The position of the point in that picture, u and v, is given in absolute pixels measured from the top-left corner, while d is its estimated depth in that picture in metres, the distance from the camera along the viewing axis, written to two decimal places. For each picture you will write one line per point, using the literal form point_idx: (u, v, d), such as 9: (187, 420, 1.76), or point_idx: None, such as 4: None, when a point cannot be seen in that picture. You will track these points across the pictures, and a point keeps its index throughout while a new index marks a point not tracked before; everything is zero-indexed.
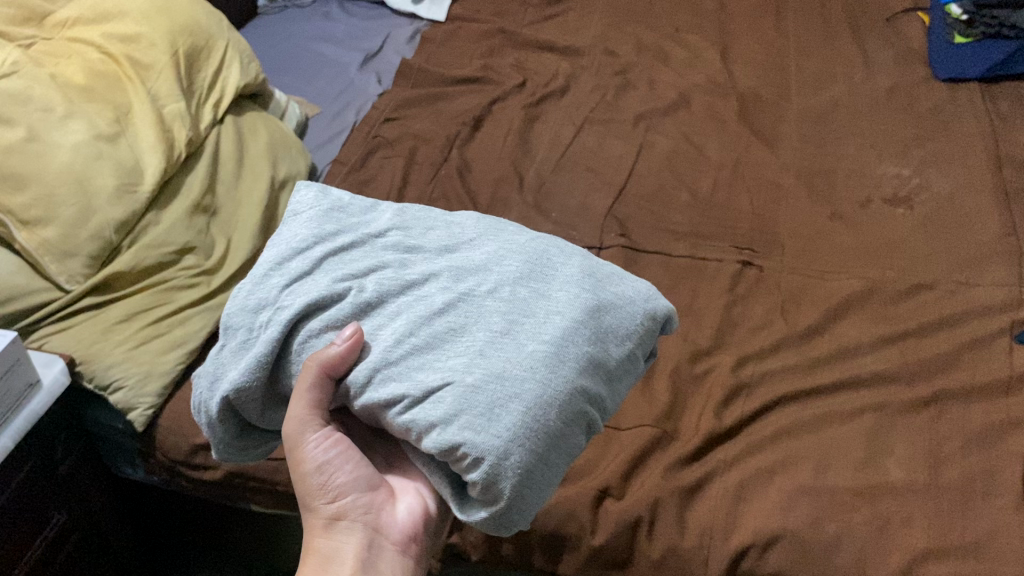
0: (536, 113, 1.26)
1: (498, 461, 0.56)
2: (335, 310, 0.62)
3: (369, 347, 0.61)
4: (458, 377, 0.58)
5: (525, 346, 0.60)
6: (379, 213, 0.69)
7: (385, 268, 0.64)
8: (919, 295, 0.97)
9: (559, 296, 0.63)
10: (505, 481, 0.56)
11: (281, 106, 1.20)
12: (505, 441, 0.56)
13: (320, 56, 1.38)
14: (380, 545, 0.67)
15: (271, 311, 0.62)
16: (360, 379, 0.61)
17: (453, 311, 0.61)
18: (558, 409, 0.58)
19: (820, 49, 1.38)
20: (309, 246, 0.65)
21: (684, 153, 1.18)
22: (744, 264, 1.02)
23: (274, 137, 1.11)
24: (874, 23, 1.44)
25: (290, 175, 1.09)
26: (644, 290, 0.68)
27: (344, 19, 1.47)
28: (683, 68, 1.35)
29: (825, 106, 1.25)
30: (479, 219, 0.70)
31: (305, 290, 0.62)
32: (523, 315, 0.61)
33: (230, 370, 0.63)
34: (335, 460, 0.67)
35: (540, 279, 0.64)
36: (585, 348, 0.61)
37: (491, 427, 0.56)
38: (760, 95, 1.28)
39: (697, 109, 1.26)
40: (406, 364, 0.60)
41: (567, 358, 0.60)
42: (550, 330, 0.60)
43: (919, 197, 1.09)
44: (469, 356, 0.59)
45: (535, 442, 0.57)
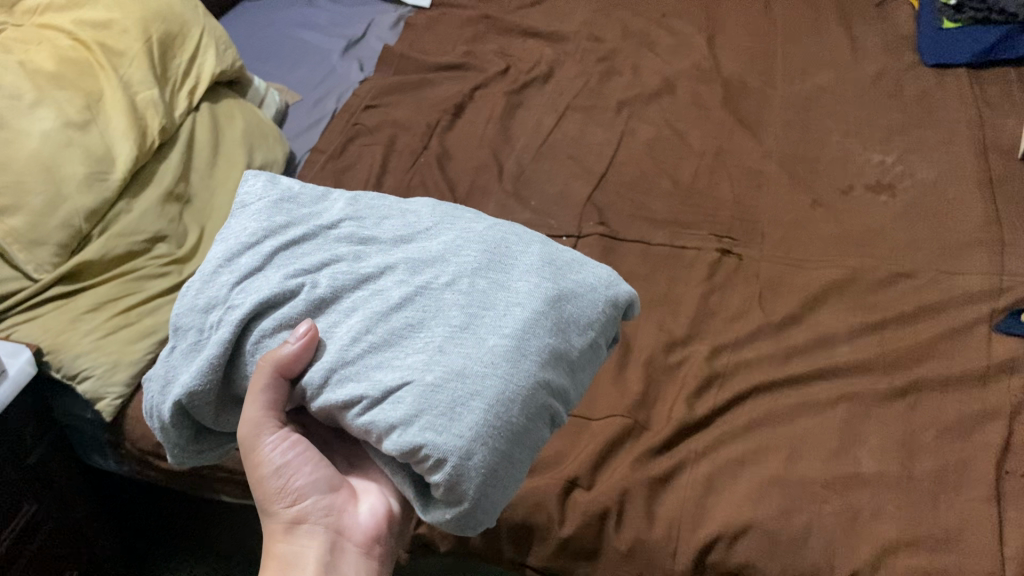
0: (518, 100, 1.25)
1: (462, 462, 0.55)
2: (290, 307, 0.61)
3: (325, 344, 0.60)
4: (418, 376, 0.57)
5: (486, 341, 0.59)
6: (330, 203, 0.69)
7: (340, 261, 0.63)
8: (898, 284, 0.96)
9: (519, 286, 0.62)
10: (470, 483, 0.55)
11: (260, 93, 1.19)
12: (468, 442, 0.55)
13: (303, 43, 1.37)
14: (342, 548, 0.65)
15: (223, 310, 0.61)
16: (317, 380, 0.59)
17: (410, 306, 0.61)
18: (522, 405, 0.58)
19: (807, 34, 1.37)
20: (259, 242, 0.64)
21: (666, 140, 1.17)
22: (723, 252, 1.01)
23: (250, 124, 1.10)
24: (863, 8, 1.42)
25: (265, 163, 1.08)
26: (606, 275, 0.68)
27: (328, 5, 1.46)
28: (669, 54, 1.34)
29: (810, 93, 1.24)
30: (434, 207, 0.69)
31: (256, 286, 0.61)
32: (483, 308, 0.61)
33: (183, 373, 0.62)
34: (293, 462, 0.66)
35: (498, 270, 0.63)
36: (547, 340, 0.60)
37: (453, 427, 0.55)
38: (745, 81, 1.27)
39: (682, 95, 1.25)
40: (364, 363, 0.58)
41: (529, 351, 0.59)
42: (511, 324, 0.60)
43: (901, 185, 1.08)
44: (427, 353, 0.58)
45: (498, 440, 0.56)
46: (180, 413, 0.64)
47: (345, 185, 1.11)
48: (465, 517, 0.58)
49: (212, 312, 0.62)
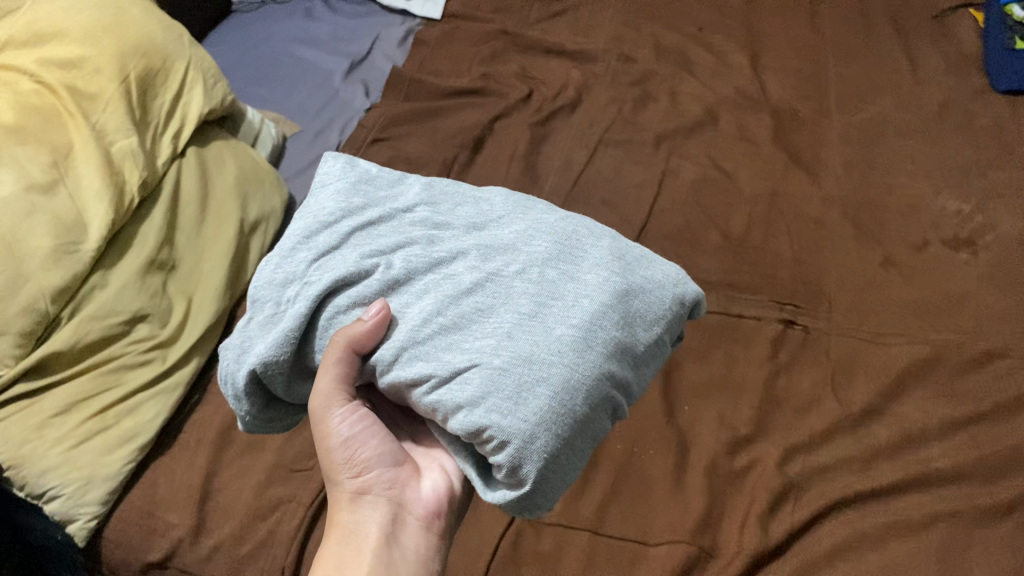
0: (544, 132, 1.12)
1: (524, 446, 0.49)
2: (362, 287, 0.55)
3: (399, 327, 0.54)
4: (485, 358, 0.51)
5: (554, 329, 0.53)
6: (407, 187, 0.61)
7: (411, 245, 0.57)
8: (991, 366, 0.84)
9: (589, 278, 0.55)
10: (530, 471, 0.50)
11: (254, 128, 1.05)
12: (532, 427, 0.49)
13: (301, 62, 1.24)
14: (404, 523, 0.61)
15: (297, 287, 0.56)
16: (384, 352, 0.54)
17: (484, 289, 0.55)
18: (587, 397, 0.52)
19: (860, 55, 1.24)
20: (337, 216, 0.58)
21: (712, 182, 1.04)
22: (787, 323, 0.89)
23: (244, 169, 0.97)
24: (920, 22, 1.29)
25: (261, 216, 0.96)
26: (675, 273, 0.59)
27: (328, 17, 1.32)
28: (708, 75, 1.21)
29: (870, 125, 1.11)
30: (509, 196, 0.62)
31: (335, 265, 0.56)
32: (552, 297, 0.54)
33: (258, 347, 0.56)
34: (360, 436, 0.61)
35: (570, 259, 0.56)
36: (618, 333, 0.54)
37: (518, 411, 0.49)
38: (796, 110, 1.14)
39: (726, 127, 1.12)
40: (432, 344, 0.53)
41: (596, 342, 0.52)
42: (581, 312, 0.53)
43: (983, 239, 0.95)
44: (500, 337, 0.52)
45: (563, 428, 0.50)
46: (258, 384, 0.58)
47: None
48: (523, 502, 0.53)
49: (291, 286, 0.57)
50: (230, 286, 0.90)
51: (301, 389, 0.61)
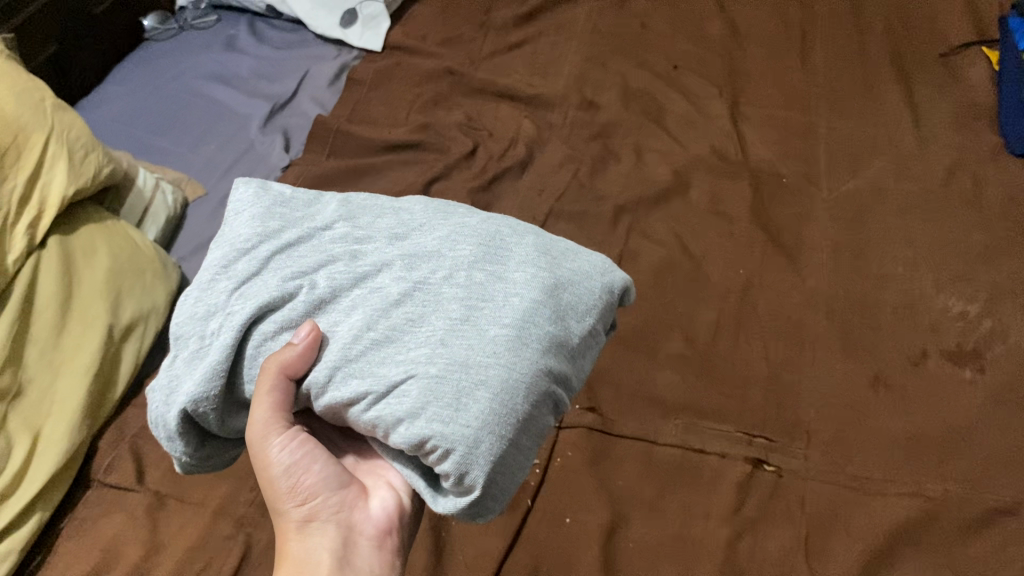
0: (487, 200, 0.98)
1: (469, 453, 0.47)
2: (288, 311, 0.53)
3: (330, 345, 0.52)
4: (421, 368, 0.49)
5: (487, 331, 0.51)
6: (322, 206, 0.59)
7: (335, 262, 0.54)
8: (998, 527, 0.69)
9: (517, 276, 0.54)
10: (478, 477, 0.48)
11: (143, 199, 0.90)
12: (476, 430, 0.48)
13: (215, 103, 1.08)
14: (357, 544, 0.58)
15: (219, 318, 0.52)
16: (317, 371, 0.52)
17: (414, 299, 0.53)
18: (529, 395, 0.50)
19: (854, 104, 1.09)
20: (255, 239, 0.55)
21: (677, 269, 0.90)
22: (756, 462, 0.74)
23: (119, 257, 0.82)
24: (924, 62, 1.13)
25: (138, 316, 0.81)
26: (599, 262, 0.59)
27: (252, 48, 1.16)
28: (680, 128, 1.06)
29: (863, 196, 0.96)
30: (428, 203, 0.60)
31: (255, 291, 0.53)
32: (481, 300, 0.52)
33: (186, 384, 0.52)
34: (303, 461, 0.57)
35: (495, 260, 0.55)
36: (552, 327, 0.52)
37: (460, 417, 0.48)
38: (778, 175, 0.99)
39: (697, 195, 0.97)
40: (365, 359, 0.51)
41: (531, 338, 0.51)
42: (512, 311, 0.52)
43: (992, 351, 0.81)
44: (434, 346, 0.50)
45: (508, 429, 0.49)
46: (191, 423, 0.54)
47: None
48: (475, 508, 0.51)
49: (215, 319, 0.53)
50: (91, 409, 0.75)
51: (235, 420, 0.57)
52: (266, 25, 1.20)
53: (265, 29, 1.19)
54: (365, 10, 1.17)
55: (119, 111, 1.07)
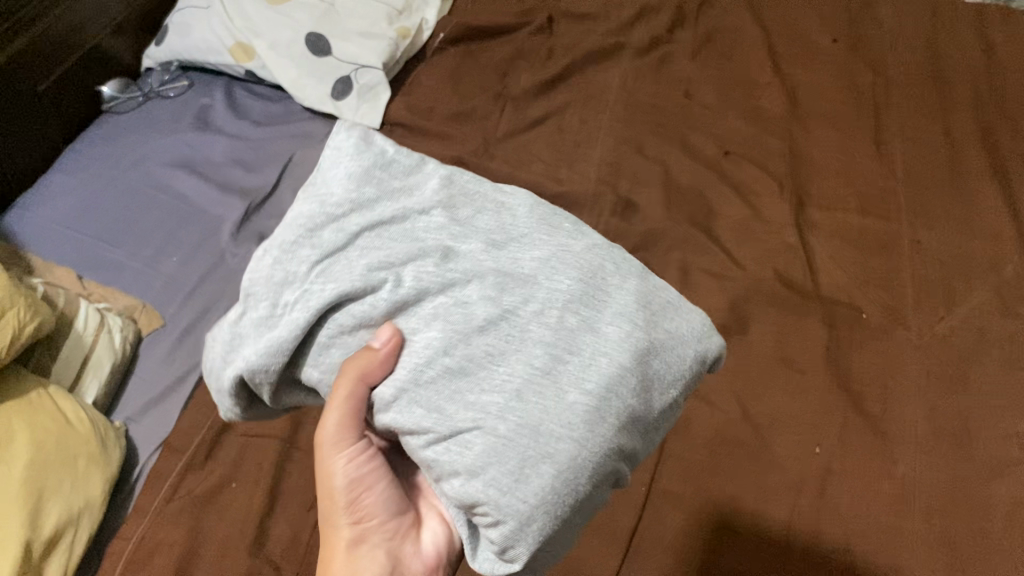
0: None
1: (518, 532, 0.41)
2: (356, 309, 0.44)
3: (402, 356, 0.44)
4: (490, 423, 0.41)
5: (566, 395, 0.42)
6: (426, 176, 0.47)
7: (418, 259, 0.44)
8: None
9: (608, 332, 0.44)
10: (522, 553, 0.42)
11: (81, 349, 0.74)
12: (529, 513, 0.41)
13: (180, 200, 0.91)
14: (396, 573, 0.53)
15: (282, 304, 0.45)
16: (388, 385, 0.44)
17: (503, 331, 0.43)
18: (594, 477, 0.42)
19: (946, 199, 0.90)
20: (344, 210, 0.45)
21: (736, 444, 0.74)
22: None
23: (44, 444, 0.65)
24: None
25: (66, 523, 0.64)
26: (698, 325, 0.48)
27: (229, 123, 0.99)
28: (734, 239, 0.89)
29: (963, 337, 0.78)
30: (535, 202, 0.48)
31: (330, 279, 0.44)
32: (568, 352, 0.43)
33: (249, 348, 0.47)
34: (366, 479, 0.53)
35: (591, 303, 0.44)
36: (632, 401, 0.43)
37: (517, 492, 0.41)
38: (857, 306, 0.82)
39: (758, 336, 0.80)
40: (434, 391, 0.43)
41: (608, 418, 0.42)
42: (597, 377, 0.42)
43: None
44: (518, 394, 0.42)
45: (566, 513, 0.42)
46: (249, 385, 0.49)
47: (204, 542, 0.67)
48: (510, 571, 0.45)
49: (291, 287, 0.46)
50: None
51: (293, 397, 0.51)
52: (246, 91, 1.04)
53: (244, 98, 1.03)
54: (363, 78, 1.00)
55: (65, 211, 0.89)
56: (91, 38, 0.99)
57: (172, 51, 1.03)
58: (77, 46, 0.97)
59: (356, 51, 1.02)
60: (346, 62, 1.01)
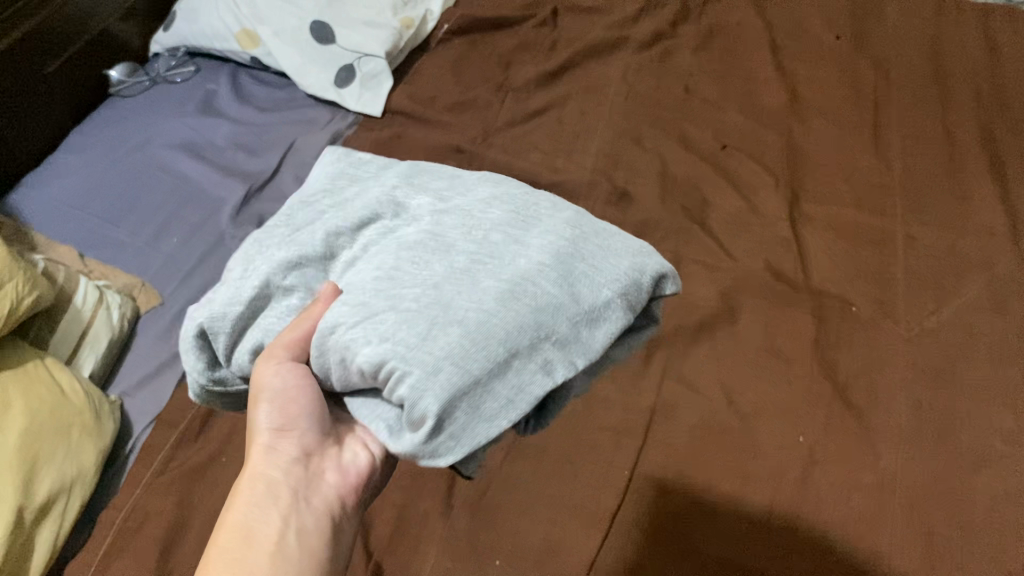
0: None
1: (422, 379, 0.41)
2: (429, 317, 0.43)
3: (254, 282, 0.49)
4: (413, 337, 0.42)
5: (481, 285, 0.45)
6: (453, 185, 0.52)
7: (482, 260, 0.46)
8: None
9: (531, 241, 0.47)
10: (429, 407, 0.40)
11: (78, 324, 0.76)
12: (430, 366, 0.41)
13: (182, 182, 0.92)
14: (385, 456, 0.57)
15: (416, 404, 0.40)
16: (198, 361, 0.51)
17: (337, 259, 0.51)
18: (512, 344, 0.42)
19: (941, 194, 0.90)
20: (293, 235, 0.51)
21: (719, 431, 0.74)
22: None
23: (39, 414, 0.67)
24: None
25: (59, 491, 0.65)
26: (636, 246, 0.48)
27: (233, 107, 1.01)
28: (727, 230, 0.90)
29: (952, 331, 0.79)
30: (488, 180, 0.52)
31: (447, 336, 0.42)
32: (484, 261, 0.46)
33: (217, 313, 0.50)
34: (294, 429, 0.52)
35: (521, 228, 0.48)
36: (549, 291, 0.44)
37: (423, 354, 0.41)
38: (846, 297, 0.82)
39: (747, 326, 0.81)
40: (372, 318, 0.44)
41: (524, 296, 0.44)
42: (512, 270, 0.45)
43: None
44: (306, 263, 0.50)
45: (476, 368, 0.41)
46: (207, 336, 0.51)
47: (192, 513, 0.68)
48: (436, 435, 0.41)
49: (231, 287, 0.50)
50: None
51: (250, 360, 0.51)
52: (251, 78, 1.06)
53: (248, 84, 1.05)
54: (365, 67, 1.01)
55: (69, 190, 0.91)
56: (99, 23, 1.00)
57: (180, 37, 1.06)
58: (86, 31, 0.99)
59: (360, 40, 1.03)
60: (350, 50, 1.03)
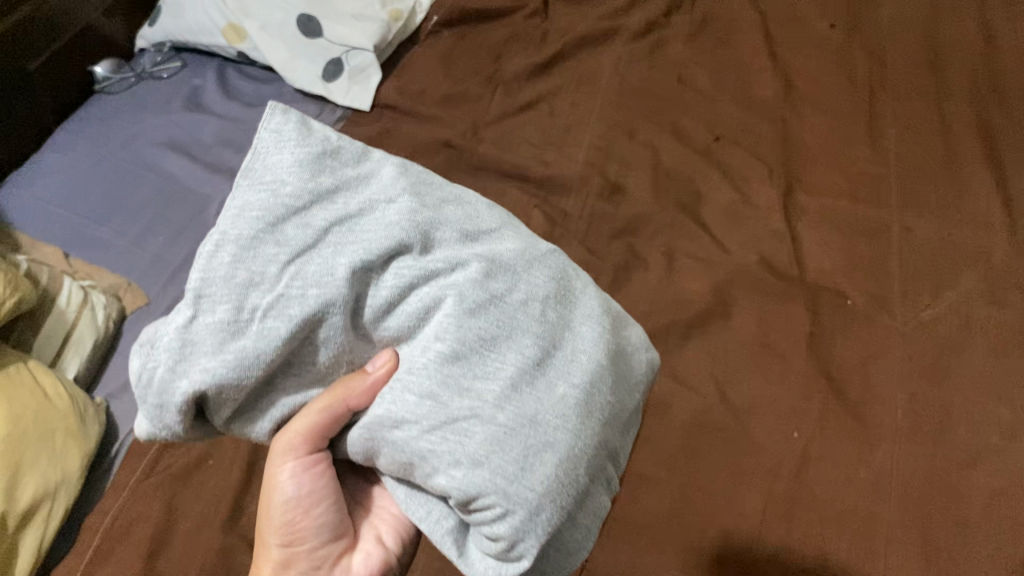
0: None
1: (529, 522, 0.39)
2: (522, 441, 0.40)
3: (260, 338, 0.40)
4: (510, 464, 0.39)
5: (555, 392, 0.42)
6: (457, 215, 0.45)
7: (549, 356, 0.42)
8: None
9: (585, 332, 0.44)
10: (530, 548, 0.40)
11: (63, 325, 0.75)
12: (526, 498, 0.39)
13: (169, 180, 0.91)
14: (400, 556, 0.56)
15: (515, 545, 0.40)
16: (179, 422, 0.41)
17: (364, 300, 0.42)
18: (592, 466, 0.42)
19: (937, 184, 0.89)
20: (276, 239, 0.42)
21: (712, 428, 0.74)
22: None
23: (24, 418, 0.66)
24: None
25: (44, 494, 0.65)
26: (640, 342, 0.50)
27: (220, 104, 0.99)
28: (720, 223, 0.89)
29: (947, 323, 0.77)
30: (512, 228, 0.47)
31: (547, 467, 0.40)
32: (550, 353, 0.43)
33: (206, 357, 0.40)
34: (304, 526, 0.53)
35: (564, 307, 0.45)
36: (612, 398, 0.44)
37: (527, 488, 0.39)
38: (840, 290, 0.81)
39: (740, 321, 0.80)
40: (455, 433, 0.40)
41: (597, 411, 0.42)
42: (583, 373, 0.42)
43: None
44: (333, 311, 0.41)
45: (572, 497, 0.41)
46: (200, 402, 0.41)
47: (179, 516, 0.68)
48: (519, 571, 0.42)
49: (237, 316, 0.40)
50: None
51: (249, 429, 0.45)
52: (238, 73, 1.04)
53: (236, 78, 1.04)
54: (353, 61, 1.01)
55: (54, 189, 0.90)
56: (83, 19, 0.99)
57: (166, 32, 1.04)
58: (71, 27, 0.97)
59: (347, 32, 1.02)
60: (338, 44, 1.02)
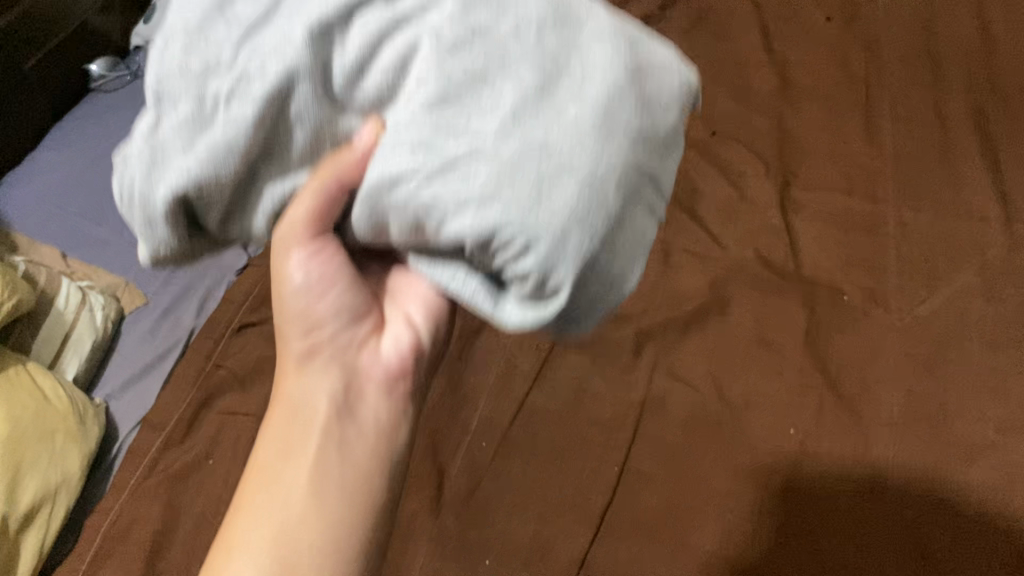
0: (477, 321, 0.84)
1: (555, 250, 0.33)
2: (532, 171, 0.33)
3: (226, 126, 0.35)
4: (521, 216, 0.33)
5: (566, 112, 0.34)
6: None
7: (555, 74, 0.35)
8: None
9: (598, 46, 0.36)
10: (565, 274, 0.34)
11: (61, 326, 0.75)
12: (547, 235, 0.33)
13: None
14: (433, 336, 0.50)
15: (549, 276, 0.34)
16: (168, 232, 0.37)
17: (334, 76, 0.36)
18: (626, 188, 0.35)
19: (933, 178, 0.89)
20: (225, 18, 0.36)
21: (709, 424, 0.74)
22: None
23: (23, 420, 0.66)
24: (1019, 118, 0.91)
25: (44, 496, 0.65)
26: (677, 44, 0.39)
27: None
28: (717, 219, 0.89)
29: (943, 318, 0.78)
30: None
31: (566, 191, 0.33)
32: (554, 70, 0.35)
33: (174, 164, 0.36)
34: (326, 304, 0.47)
35: (570, 18, 0.36)
36: (643, 107, 0.35)
37: (546, 218, 0.33)
38: (836, 285, 0.82)
39: (737, 317, 0.80)
40: (453, 178, 0.34)
41: (621, 123, 0.34)
42: (598, 85, 0.35)
43: None
44: (300, 88, 0.35)
45: (607, 224, 0.34)
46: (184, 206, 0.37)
47: (180, 516, 0.68)
48: (561, 316, 0.37)
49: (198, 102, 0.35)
50: None
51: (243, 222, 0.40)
52: None
53: None
54: None
55: (51, 189, 0.90)
56: (78, 16, 0.99)
57: None
58: (65, 26, 0.97)
59: None
60: None
